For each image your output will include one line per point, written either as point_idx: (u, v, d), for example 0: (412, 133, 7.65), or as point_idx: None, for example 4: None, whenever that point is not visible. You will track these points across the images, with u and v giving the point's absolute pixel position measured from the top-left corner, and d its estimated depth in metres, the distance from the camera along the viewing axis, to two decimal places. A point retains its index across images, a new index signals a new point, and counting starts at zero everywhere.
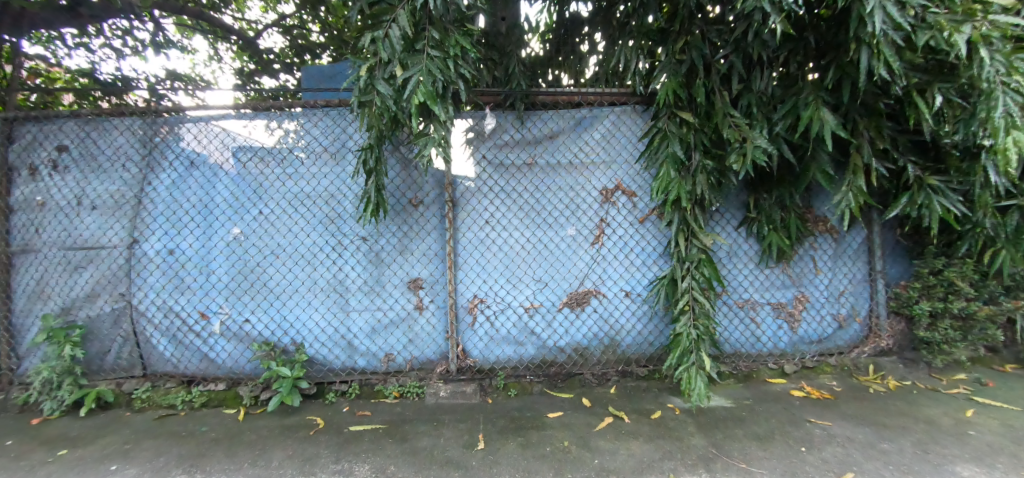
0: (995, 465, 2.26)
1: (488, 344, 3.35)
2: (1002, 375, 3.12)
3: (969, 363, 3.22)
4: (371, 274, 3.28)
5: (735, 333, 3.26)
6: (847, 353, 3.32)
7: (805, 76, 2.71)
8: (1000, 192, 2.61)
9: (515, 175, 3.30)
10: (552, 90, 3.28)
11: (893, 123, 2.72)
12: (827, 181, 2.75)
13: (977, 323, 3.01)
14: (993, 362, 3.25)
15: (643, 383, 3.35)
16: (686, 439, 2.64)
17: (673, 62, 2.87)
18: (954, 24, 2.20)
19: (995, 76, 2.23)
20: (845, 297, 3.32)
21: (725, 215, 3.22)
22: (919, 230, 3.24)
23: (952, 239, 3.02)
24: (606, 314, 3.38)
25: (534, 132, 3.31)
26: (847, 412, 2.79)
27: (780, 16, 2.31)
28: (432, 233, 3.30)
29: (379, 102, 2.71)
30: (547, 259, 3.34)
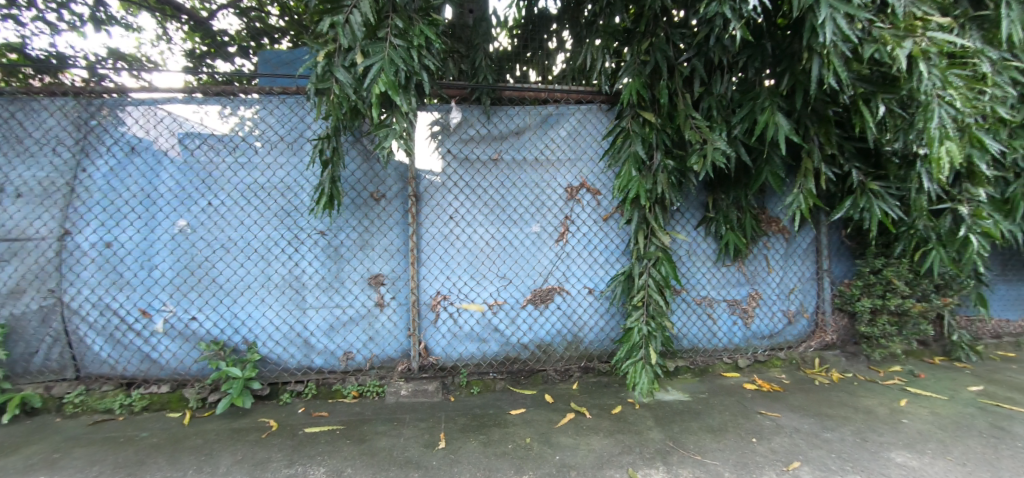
0: (924, 450, 2.44)
1: (451, 341, 3.30)
2: (931, 367, 3.37)
3: (903, 356, 3.45)
4: (330, 269, 3.17)
5: (692, 329, 3.37)
6: (795, 348, 3.50)
7: (762, 82, 2.80)
8: (934, 197, 2.81)
9: (480, 171, 3.27)
10: (518, 85, 3.24)
11: (841, 130, 2.87)
12: (779, 184, 2.86)
13: (910, 318, 3.24)
14: (924, 354, 3.51)
15: (604, 379, 3.40)
16: (644, 433, 2.71)
17: (637, 62, 2.93)
18: (897, 39, 2.34)
19: (932, 89, 2.39)
20: (794, 295, 3.50)
21: (686, 215, 3.30)
22: (861, 232, 3.45)
23: (890, 241, 3.26)
24: (570, 311, 3.41)
25: (500, 128, 3.29)
26: (794, 403, 2.94)
27: (741, 22, 2.39)
28: (394, 228, 3.22)
29: (338, 91, 2.63)
30: (511, 256, 3.33)
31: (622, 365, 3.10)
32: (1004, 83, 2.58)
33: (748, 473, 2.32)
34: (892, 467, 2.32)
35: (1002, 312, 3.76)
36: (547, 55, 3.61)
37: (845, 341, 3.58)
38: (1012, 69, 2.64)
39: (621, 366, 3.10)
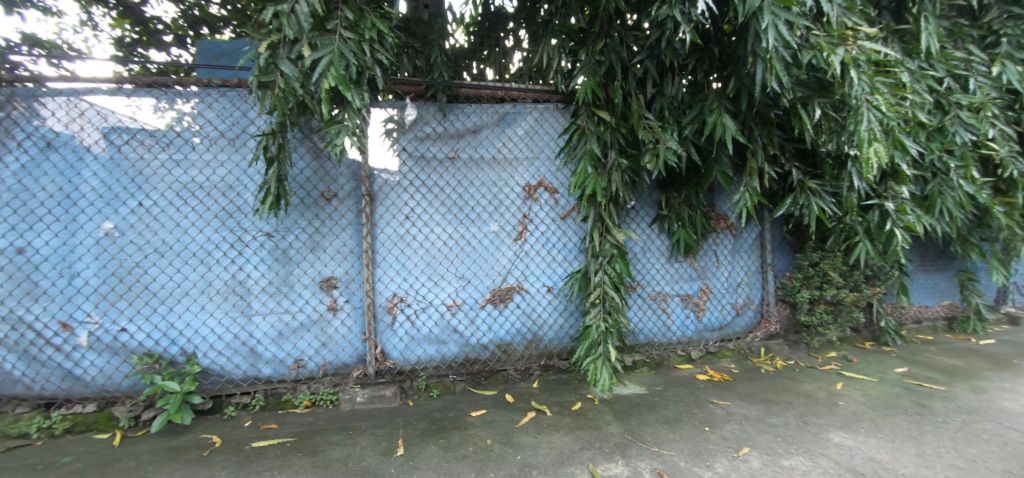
0: (858, 430, 2.62)
1: (408, 344, 3.22)
2: (862, 352, 3.65)
3: (838, 342, 3.72)
4: (278, 273, 3.00)
5: (648, 324, 3.46)
6: (743, 338, 3.68)
7: (710, 85, 2.92)
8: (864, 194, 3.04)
9: (437, 169, 3.21)
10: (474, 83, 3.21)
11: (782, 132, 3.04)
12: (727, 182, 2.99)
13: (844, 307, 3.49)
14: (856, 340, 3.79)
15: (564, 375, 3.43)
16: (603, 428, 2.75)
17: (593, 62, 2.97)
18: (831, 46, 2.49)
19: (861, 94, 2.58)
20: (742, 288, 3.68)
21: (640, 212, 3.39)
22: (801, 227, 3.70)
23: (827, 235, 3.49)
24: (529, 310, 3.42)
25: (457, 126, 3.24)
26: (742, 391, 3.09)
27: (690, 26, 2.47)
28: (347, 228, 3.10)
29: (283, 84, 2.49)
30: (469, 256, 3.29)
31: (582, 362, 3.13)
32: (922, 90, 2.83)
33: (702, 462, 2.41)
34: (831, 447, 2.48)
35: (921, 299, 4.12)
36: (504, 53, 3.59)
37: (788, 331, 3.81)
38: (928, 78, 2.90)
39: (581, 364, 3.13)
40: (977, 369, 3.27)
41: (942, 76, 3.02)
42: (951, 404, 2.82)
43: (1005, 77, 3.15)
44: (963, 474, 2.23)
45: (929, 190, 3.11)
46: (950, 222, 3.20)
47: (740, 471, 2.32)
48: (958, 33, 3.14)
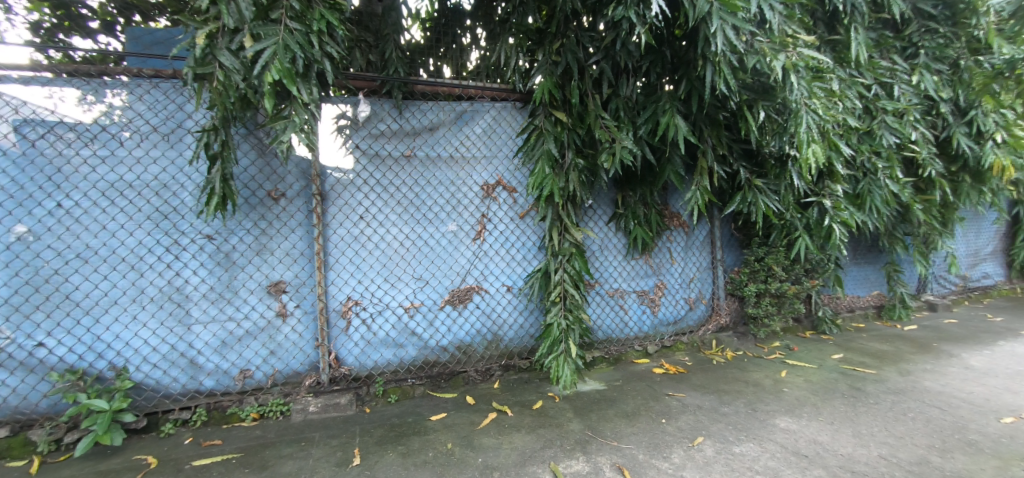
0: (801, 414, 2.78)
1: (364, 349, 3.12)
2: (804, 341, 3.88)
3: (782, 332, 3.94)
4: (220, 279, 2.81)
5: (606, 320, 3.53)
6: (695, 331, 3.82)
7: (662, 87, 3.01)
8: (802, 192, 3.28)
9: (392, 168, 3.12)
10: (430, 80, 3.15)
11: (730, 133, 3.18)
12: (679, 181, 3.09)
13: (787, 299, 3.74)
14: (798, 330, 4.04)
15: (525, 375, 3.42)
16: (564, 425, 2.77)
17: (549, 62, 2.99)
18: (773, 52, 2.62)
19: (801, 98, 2.73)
20: (694, 283, 3.82)
21: (598, 211, 3.44)
22: (748, 224, 3.89)
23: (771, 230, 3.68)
24: (489, 310, 3.39)
25: (412, 123, 3.16)
26: (696, 383, 3.20)
27: (644, 27, 2.53)
28: (296, 229, 2.95)
29: (222, 77, 2.34)
30: (427, 257, 3.22)
31: (543, 360, 3.14)
32: (853, 96, 3.04)
33: (660, 453, 2.47)
34: (777, 432, 2.62)
35: (853, 290, 4.44)
36: (462, 50, 3.52)
37: (736, 323, 4.00)
38: (858, 84, 3.13)
39: (543, 362, 3.14)
40: (902, 352, 3.56)
41: (871, 83, 3.27)
42: (881, 386, 3.05)
43: (923, 85, 3.47)
44: (893, 451, 2.41)
45: (861, 189, 3.34)
46: (879, 218, 3.46)
47: (695, 460, 2.40)
48: (884, 43, 3.41)
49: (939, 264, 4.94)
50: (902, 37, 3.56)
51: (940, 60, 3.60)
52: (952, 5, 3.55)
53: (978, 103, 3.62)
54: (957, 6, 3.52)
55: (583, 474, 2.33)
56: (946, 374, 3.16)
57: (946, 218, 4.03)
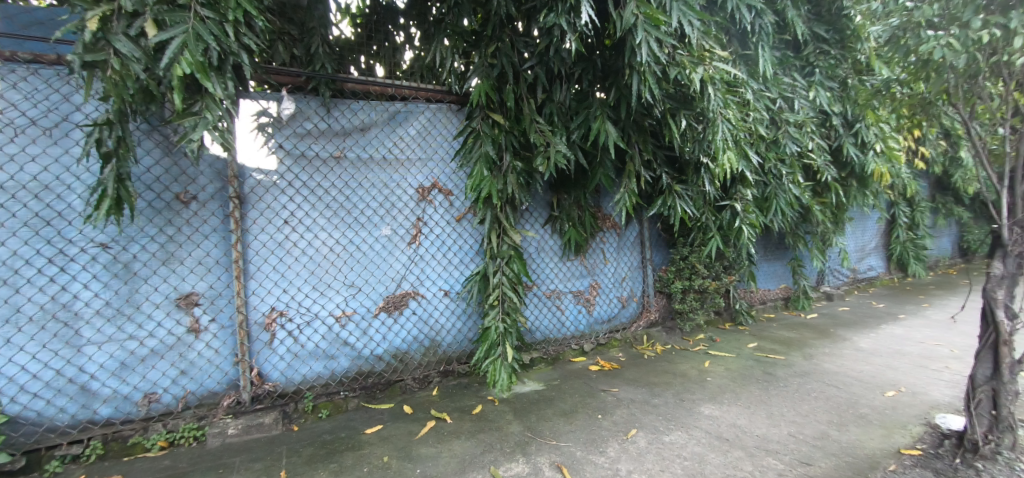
0: (723, 401, 3.00)
1: (291, 363, 2.93)
2: (724, 332, 4.21)
3: (705, 325, 4.25)
4: (118, 292, 2.49)
5: (544, 321, 3.60)
6: (628, 328, 4.00)
7: (594, 94, 3.11)
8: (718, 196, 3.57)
9: (321, 170, 2.96)
10: (361, 78, 3.01)
11: (655, 139, 3.36)
12: (610, 185, 3.21)
13: (710, 295, 4.10)
14: (718, 322, 4.37)
15: (464, 379, 3.38)
16: (504, 428, 2.76)
17: (485, 65, 2.99)
18: (693, 65, 2.79)
19: (717, 109, 2.93)
20: (626, 282, 4.00)
21: (534, 214, 3.48)
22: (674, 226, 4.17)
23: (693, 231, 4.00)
24: (425, 316, 3.32)
25: (342, 123, 3.03)
26: (629, 377, 3.34)
27: (575, 35, 2.60)
28: (210, 236, 2.70)
29: (118, 66, 2.04)
30: (359, 263, 3.08)
31: (481, 364, 3.14)
32: (761, 107, 3.35)
33: (597, 448, 2.54)
34: (702, 419, 2.81)
35: (764, 284, 4.88)
36: (395, 48, 3.38)
37: (664, 318, 4.25)
38: (765, 98, 3.46)
39: (481, 366, 3.14)
40: (806, 339, 3.98)
41: (776, 96, 3.64)
42: (789, 370, 3.38)
43: (817, 101, 3.91)
44: (800, 428, 2.68)
45: (768, 193, 3.70)
46: (784, 218, 3.85)
47: (629, 452, 2.50)
48: (786, 62, 3.81)
49: (833, 260, 5.58)
50: (801, 57, 3.97)
51: (831, 79, 4.07)
52: (841, 30, 4.00)
53: (861, 118, 4.15)
54: (846, 32, 3.96)
55: (523, 475, 2.34)
56: (841, 356, 3.58)
57: (838, 218, 4.60)
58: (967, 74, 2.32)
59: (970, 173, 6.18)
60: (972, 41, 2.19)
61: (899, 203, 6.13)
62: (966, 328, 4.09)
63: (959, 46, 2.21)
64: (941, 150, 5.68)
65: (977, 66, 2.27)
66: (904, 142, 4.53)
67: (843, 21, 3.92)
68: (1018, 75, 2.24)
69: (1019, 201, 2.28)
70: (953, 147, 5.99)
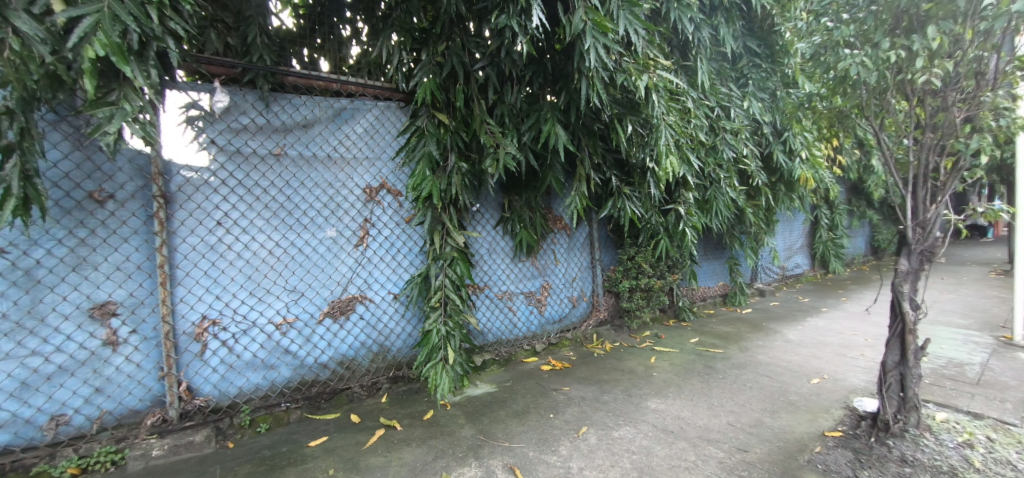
0: (668, 395, 3.13)
1: (225, 375, 2.72)
2: (668, 328, 4.40)
3: (651, 322, 4.42)
4: (18, 302, 2.21)
5: (496, 322, 3.61)
6: (578, 327, 4.09)
7: (544, 97, 3.13)
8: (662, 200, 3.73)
9: (259, 168, 2.79)
10: (304, 72, 2.88)
11: (604, 143, 3.44)
12: (560, 187, 3.25)
13: (655, 293, 4.28)
14: (663, 319, 4.57)
15: (415, 384, 3.30)
16: (456, 433, 2.72)
17: (433, 63, 2.93)
18: (638, 72, 2.86)
19: (661, 115, 3.03)
20: (576, 282, 4.09)
21: (485, 215, 3.47)
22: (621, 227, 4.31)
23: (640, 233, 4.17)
24: (373, 320, 3.20)
25: (282, 119, 2.86)
26: (579, 376, 3.41)
27: (526, 37, 2.59)
28: (130, 239, 2.46)
29: (19, 46, 1.78)
30: (301, 267, 2.93)
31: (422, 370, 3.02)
32: (701, 115, 3.54)
33: (549, 448, 2.56)
34: (649, 413, 2.91)
35: (704, 282, 5.15)
36: (341, 42, 3.22)
37: (613, 316, 4.38)
38: (703, 106, 3.65)
39: (421, 371, 3.02)
40: (742, 332, 4.24)
41: (715, 105, 3.87)
42: (727, 363, 3.59)
43: (751, 110, 4.18)
44: (737, 417, 2.85)
45: (708, 196, 3.93)
46: (722, 218, 4.10)
47: (581, 450, 2.54)
48: (723, 73, 4.05)
49: (765, 258, 5.98)
50: (736, 69, 4.22)
51: (762, 90, 4.37)
52: (771, 46, 4.30)
53: (789, 127, 4.49)
54: (775, 47, 4.27)
55: None
56: (773, 348, 3.85)
57: (769, 220, 4.96)
58: (877, 90, 2.57)
59: (878, 180, 6.83)
60: (881, 60, 2.42)
61: (821, 207, 6.72)
62: (877, 319, 4.53)
63: (871, 64, 2.44)
64: (855, 159, 6.26)
65: (885, 83, 2.52)
66: (824, 150, 4.94)
67: (773, 37, 4.23)
68: (918, 92, 2.52)
69: (921, 204, 2.55)
70: (864, 156, 6.60)
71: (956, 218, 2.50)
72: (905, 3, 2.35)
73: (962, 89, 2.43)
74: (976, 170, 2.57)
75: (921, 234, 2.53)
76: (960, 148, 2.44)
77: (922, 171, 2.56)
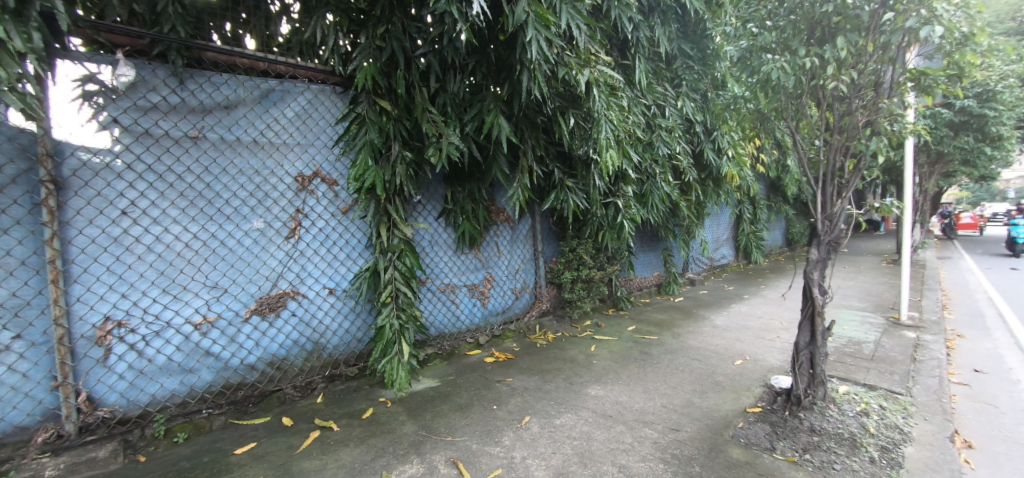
0: (607, 381, 3.24)
1: (134, 382, 2.44)
2: (607, 317, 4.56)
3: (590, 312, 4.56)
4: None
5: (438, 316, 3.55)
6: (521, 319, 4.13)
7: (488, 87, 3.07)
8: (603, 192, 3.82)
9: (172, 152, 2.51)
10: (226, 47, 2.62)
11: (547, 136, 3.47)
12: (505, 179, 3.23)
13: (595, 284, 4.41)
14: (602, 308, 4.73)
15: (353, 382, 3.15)
16: (397, 430, 2.64)
17: (373, 47, 2.77)
18: (579, 67, 2.86)
19: (602, 109, 3.06)
20: (519, 274, 4.12)
21: (427, 207, 3.39)
22: (563, 220, 4.38)
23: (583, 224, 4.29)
24: (307, 317, 3.02)
25: (200, 98, 2.60)
26: (522, 366, 3.44)
27: (466, 24, 2.50)
28: (12, 230, 2.13)
29: None
30: (224, 261, 2.69)
31: (377, 365, 2.96)
32: (638, 112, 3.68)
33: (492, 439, 2.56)
34: (589, 400, 3.00)
35: (641, 273, 5.38)
36: (269, 18, 2.92)
37: (555, 307, 4.46)
38: (640, 104, 3.80)
39: (376, 366, 2.97)
40: (674, 320, 4.49)
41: (651, 103, 4.05)
42: (662, 349, 3.78)
43: (685, 110, 4.41)
44: (670, 399, 3.01)
45: (645, 190, 4.10)
46: (658, 211, 4.31)
47: (524, 439, 2.57)
48: (659, 73, 4.24)
49: (695, 249, 6.35)
50: (671, 70, 4.43)
51: (694, 91, 4.63)
52: (703, 49, 4.55)
53: (718, 128, 4.79)
54: (707, 51, 4.51)
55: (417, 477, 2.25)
56: (703, 333, 4.11)
57: (700, 213, 5.28)
58: (794, 95, 2.79)
59: (792, 179, 7.48)
60: (798, 66, 2.64)
61: (744, 203, 7.27)
62: (791, 304, 4.99)
63: (790, 69, 2.64)
64: (774, 159, 6.82)
65: (801, 88, 2.74)
66: (748, 150, 5.30)
67: (704, 41, 4.48)
68: (828, 98, 2.75)
69: (829, 199, 2.80)
70: (780, 156, 7.19)
71: (857, 213, 2.77)
72: (819, 15, 2.56)
73: (863, 97, 2.69)
74: (873, 169, 2.87)
75: (829, 226, 2.79)
76: (862, 149, 2.71)
77: (831, 169, 2.81)
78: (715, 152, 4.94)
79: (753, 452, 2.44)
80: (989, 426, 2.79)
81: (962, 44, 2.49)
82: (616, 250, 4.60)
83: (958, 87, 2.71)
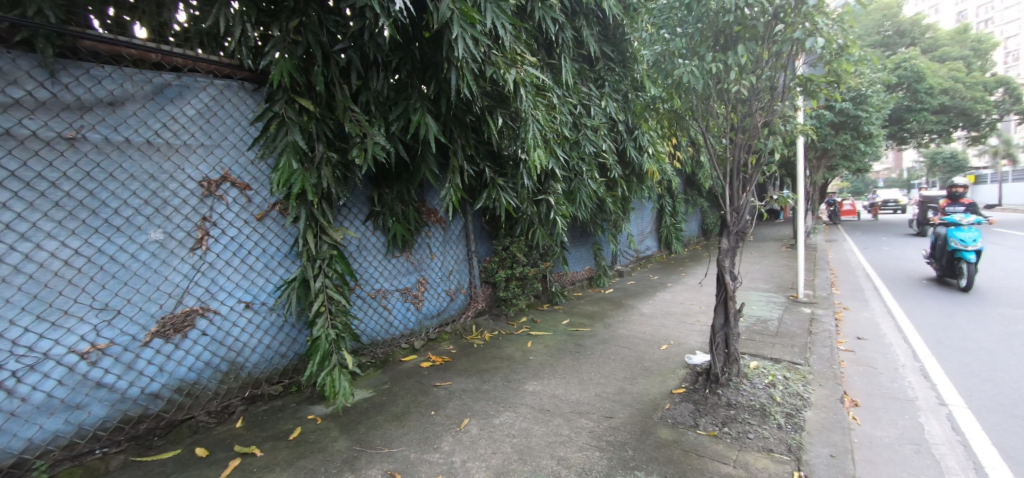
0: (545, 376, 3.29)
1: (4, 426, 2.08)
2: (542, 313, 4.65)
3: (525, 309, 4.63)
4: None
5: (370, 323, 3.40)
6: (457, 320, 4.08)
7: (414, 85, 2.98)
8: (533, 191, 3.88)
9: (44, 156, 2.17)
10: (108, 36, 2.29)
11: (476, 135, 3.45)
12: (435, 180, 3.16)
13: (529, 281, 4.47)
14: (536, 304, 4.82)
15: (278, 402, 2.93)
16: (329, 447, 2.48)
17: (288, 41, 2.56)
18: (506, 66, 2.87)
19: (530, 108, 3.08)
20: (453, 275, 4.07)
21: (353, 210, 3.23)
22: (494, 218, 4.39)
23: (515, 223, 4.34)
24: (220, 335, 2.74)
25: (78, 94, 2.26)
26: (460, 368, 3.39)
27: (389, 20, 2.40)
28: None
29: None
30: (115, 279, 2.37)
31: (315, 378, 2.80)
32: (565, 111, 3.78)
33: (431, 446, 2.50)
34: (527, 396, 3.03)
35: (574, 267, 5.54)
36: (162, 3, 2.57)
37: (490, 306, 4.47)
38: (568, 103, 3.89)
39: (314, 380, 2.81)
40: (605, 311, 4.67)
41: (578, 102, 4.17)
42: (594, 340, 3.92)
43: (608, 109, 4.61)
44: (604, 388, 3.13)
45: (573, 187, 4.24)
46: (585, 208, 4.46)
47: (463, 442, 2.53)
48: (583, 73, 4.39)
49: (623, 242, 6.68)
50: (594, 70, 4.61)
51: (616, 92, 4.85)
52: (622, 52, 4.78)
53: (639, 127, 5.06)
54: (626, 54, 4.76)
55: None
56: (632, 322, 4.33)
57: (625, 208, 5.56)
58: (704, 96, 3.01)
59: (705, 174, 8.11)
60: (706, 71, 2.86)
61: (664, 197, 7.78)
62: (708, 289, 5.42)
63: (698, 73, 2.86)
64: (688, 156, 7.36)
65: (709, 90, 2.96)
66: (667, 148, 5.66)
67: (624, 44, 4.72)
68: (732, 100, 2.99)
69: (736, 192, 3.06)
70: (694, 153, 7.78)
71: (759, 204, 3.05)
72: (722, 24, 2.79)
73: (761, 99, 2.96)
74: (771, 165, 3.17)
75: (736, 217, 3.04)
76: (763, 147, 3.02)
77: (736, 165, 3.07)
78: (637, 150, 5.21)
79: (679, 431, 2.60)
80: (871, 386, 3.21)
81: (839, 54, 2.83)
82: (548, 246, 4.69)
83: (838, 93, 3.06)
